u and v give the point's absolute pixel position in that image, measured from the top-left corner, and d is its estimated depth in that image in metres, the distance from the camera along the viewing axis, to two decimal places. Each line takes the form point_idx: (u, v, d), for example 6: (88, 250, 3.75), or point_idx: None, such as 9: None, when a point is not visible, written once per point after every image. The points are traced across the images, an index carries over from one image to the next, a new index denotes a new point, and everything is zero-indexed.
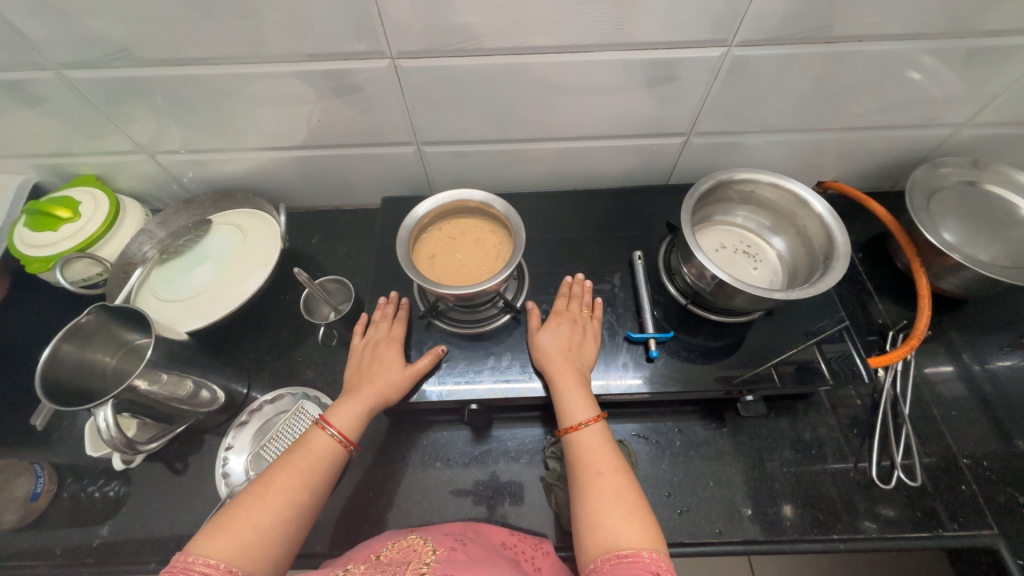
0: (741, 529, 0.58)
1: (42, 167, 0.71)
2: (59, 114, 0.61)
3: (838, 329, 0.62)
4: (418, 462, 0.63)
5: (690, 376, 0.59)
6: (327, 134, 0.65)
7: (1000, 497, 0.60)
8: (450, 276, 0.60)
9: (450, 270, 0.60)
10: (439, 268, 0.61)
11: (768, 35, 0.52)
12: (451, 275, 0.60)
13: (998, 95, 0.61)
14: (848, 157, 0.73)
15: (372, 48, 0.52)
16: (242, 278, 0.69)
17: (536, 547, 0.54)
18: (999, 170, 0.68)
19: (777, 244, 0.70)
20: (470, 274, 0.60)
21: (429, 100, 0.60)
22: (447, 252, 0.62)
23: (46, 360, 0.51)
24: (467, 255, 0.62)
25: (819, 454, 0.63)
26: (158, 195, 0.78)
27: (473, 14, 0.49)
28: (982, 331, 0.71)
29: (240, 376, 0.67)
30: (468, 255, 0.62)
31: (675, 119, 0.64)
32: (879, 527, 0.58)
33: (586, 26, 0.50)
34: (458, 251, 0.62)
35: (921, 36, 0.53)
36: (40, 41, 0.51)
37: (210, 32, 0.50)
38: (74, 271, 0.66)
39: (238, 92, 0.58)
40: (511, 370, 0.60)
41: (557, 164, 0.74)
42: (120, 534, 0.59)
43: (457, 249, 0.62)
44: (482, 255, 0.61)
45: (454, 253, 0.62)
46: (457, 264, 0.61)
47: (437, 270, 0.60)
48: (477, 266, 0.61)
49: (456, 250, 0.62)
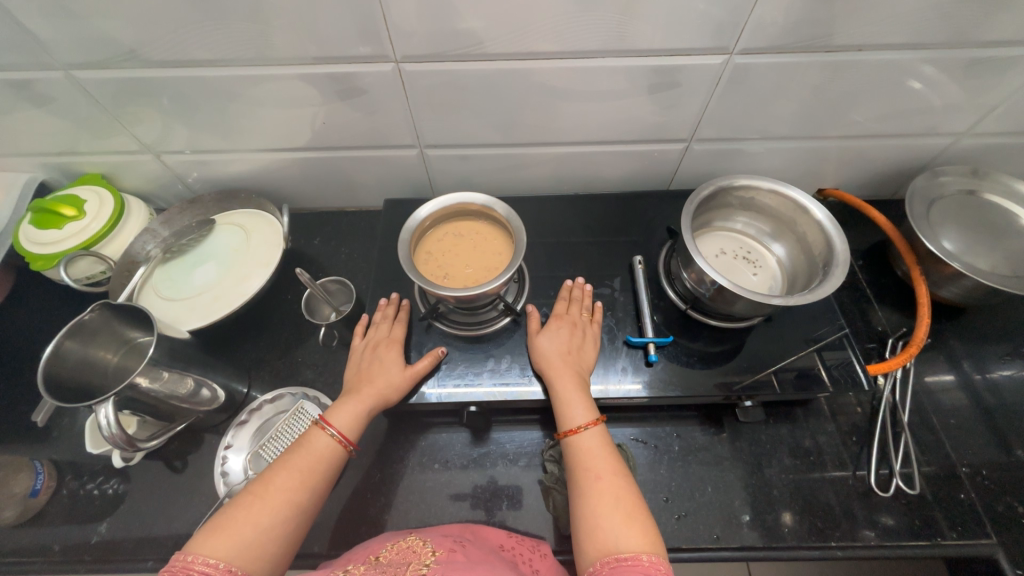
0: (740, 535, 0.58)
1: (49, 165, 0.72)
2: (66, 113, 0.61)
3: (838, 337, 0.62)
4: (417, 464, 0.63)
5: (689, 381, 0.59)
6: (331, 136, 0.66)
7: (999, 507, 0.59)
8: (460, 238, 0.64)
9: (476, 246, 0.63)
10: (470, 243, 0.63)
11: (770, 42, 0.52)
12: (466, 236, 0.64)
13: (997, 105, 0.61)
14: (849, 164, 0.74)
15: (377, 51, 0.53)
16: (245, 278, 0.69)
17: (534, 549, 0.54)
18: (998, 179, 0.68)
19: (777, 250, 0.70)
20: (453, 235, 0.65)
21: (431, 103, 0.60)
22: (479, 259, 0.62)
23: (48, 357, 0.52)
24: (451, 263, 0.61)
25: (818, 462, 0.63)
26: (163, 195, 0.79)
27: (476, 19, 0.49)
28: (982, 340, 0.71)
29: (241, 376, 0.67)
30: (448, 262, 0.62)
31: (675, 125, 0.65)
32: (878, 535, 0.58)
33: (588, 32, 0.51)
34: (465, 269, 0.61)
35: (920, 46, 0.53)
36: (49, 41, 0.51)
37: (217, 35, 0.51)
38: (78, 268, 0.67)
39: (244, 94, 0.58)
40: (510, 373, 0.61)
41: (558, 169, 0.74)
42: (119, 532, 0.59)
43: (469, 269, 0.61)
44: (447, 253, 0.62)
45: (465, 267, 0.61)
46: (469, 249, 0.63)
47: (474, 235, 0.64)
48: (442, 246, 0.63)
49: (469, 270, 0.61)
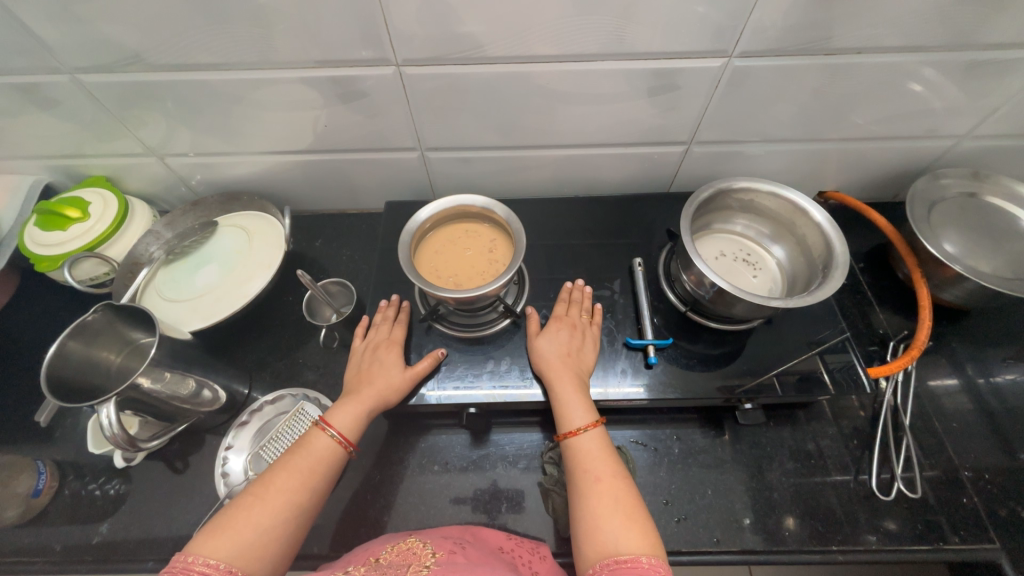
0: (740, 539, 0.58)
1: (54, 167, 0.73)
2: (72, 116, 0.62)
3: (839, 339, 0.62)
4: (417, 465, 0.63)
5: (689, 384, 0.59)
6: (333, 139, 0.66)
7: (1002, 511, 0.59)
8: (451, 273, 0.61)
9: (453, 262, 0.62)
10: (448, 262, 0.62)
11: (769, 45, 0.52)
12: (445, 274, 0.61)
13: (998, 107, 0.61)
14: (849, 167, 0.74)
15: (378, 55, 0.54)
16: (247, 279, 0.70)
17: (534, 551, 0.53)
18: (998, 181, 0.68)
19: (777, 252, 0.70)
20: (457, 279, 0.60)
21: (432, 106, 0.61)
22: (458, 248, 0.63)
23: (51, 358, 0.52)
24: (478, 258, 0.62)
25: (819, 465, 0.63)
26: (167, 197, 0.79)
27: (477, 23, 0.50)
28: (985, 343, 0.70)
29: (242, 377, 0.68)
30: (473, 257, 0.62)
31: (675, 127, 0.65)
32: (879, 539, 0.58)
33: (587, 35, 0.51)
34: (470, 252, 0.63)
35: (919, 49, 0.53)
36: (55, 45, 0.52)
37: (220, 39, 0.51)
38: (83, 270, 0.68)
39: (247, 97, 0.59)
40: (509, 376, 0.61)
41: (559, 171, 0.75)
42: (119, 532, 0.59)
43: (472, 247, 0.63)
44: (480, 261, 0.62)
45: (467, 249, 0.63)
46: (456, 257, 0.62)
47: (446, 267, 0.62)
48: (480, 263, 0.62)
49: (472, 249, 0.63)
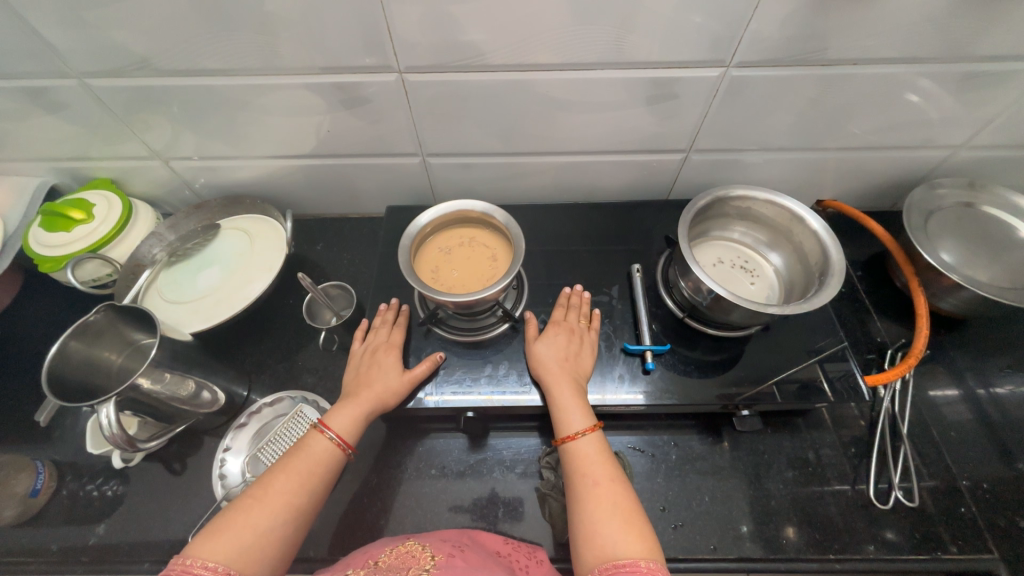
0: (738, 547, 0.58)
1: (59, 170, 0.73)
2: (79, 120, 0.63)
3: (837, 347, 0.62)
4: (414, 469, 0.63)
5: (686, 390, 0.59)
6: (335, 144, 0.67)
7: (1000, 521, 0.59)
8: (462, 249, 0.64)
9: (482, 277, 0.61)
10: (478, 258, 0.63)
11: (767, 56, 0.53)
12: (500, 260, 0.63)
13: (994, 118, 0.62)
14: (848, 176, 0.74)
15: (381, 62, 0.54)
16: (248, 280, 0.70)
17: (531, 555, 0.53)
18: (995, 192, 0.69)
19: (774, 260, 0.70)
20: (493, 250, 0.64)
21: (434, 112, 0.61)
22: (461, 275, 0.62)
23: (53, 357, 0.53)
24: (452, 255, 0.64)
25: (817, 473, 0.63)
26: (171, 199, 0.80)
27: (478, 32, 0.51)
28: (983, 353, 0.70)
29: (241, 379, 0.68)
30: (446, 274, 0.62)
31: (674, 135, 0.65)
32: (877, 549, 0.57)
33: (587, 45, 0.52)
34: (450, 274, 0.62)
35: (915, 60, 0.54)
36: (64, 50, 0.53)
37: (225, 44, 0.52)
38: (86, 271, 0.67)
39: (252, 103, 0.60)
40: (508, 380, 0.61)
41: (559, 177, 0.75)
42: (115, 533, 0.59)
43: (451, 275, 0.62)
44: (470, 246, 0.65)
45: (450, 269, 0.62)
46: (473, 269, 0.62)
47: (459, 248, 0.64)
48: (463, 240, 0.65)
49: (451, 276, 0.61)
